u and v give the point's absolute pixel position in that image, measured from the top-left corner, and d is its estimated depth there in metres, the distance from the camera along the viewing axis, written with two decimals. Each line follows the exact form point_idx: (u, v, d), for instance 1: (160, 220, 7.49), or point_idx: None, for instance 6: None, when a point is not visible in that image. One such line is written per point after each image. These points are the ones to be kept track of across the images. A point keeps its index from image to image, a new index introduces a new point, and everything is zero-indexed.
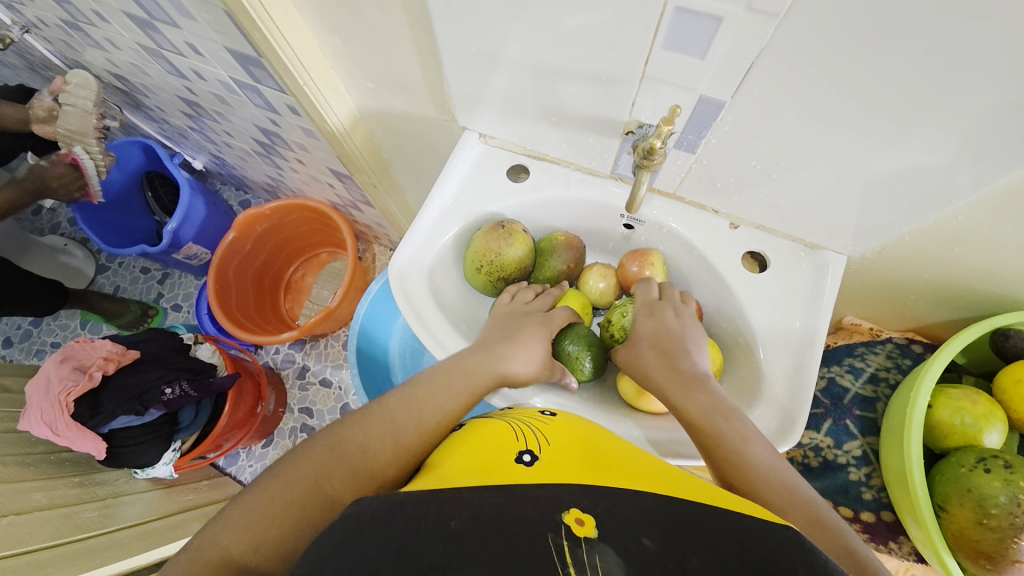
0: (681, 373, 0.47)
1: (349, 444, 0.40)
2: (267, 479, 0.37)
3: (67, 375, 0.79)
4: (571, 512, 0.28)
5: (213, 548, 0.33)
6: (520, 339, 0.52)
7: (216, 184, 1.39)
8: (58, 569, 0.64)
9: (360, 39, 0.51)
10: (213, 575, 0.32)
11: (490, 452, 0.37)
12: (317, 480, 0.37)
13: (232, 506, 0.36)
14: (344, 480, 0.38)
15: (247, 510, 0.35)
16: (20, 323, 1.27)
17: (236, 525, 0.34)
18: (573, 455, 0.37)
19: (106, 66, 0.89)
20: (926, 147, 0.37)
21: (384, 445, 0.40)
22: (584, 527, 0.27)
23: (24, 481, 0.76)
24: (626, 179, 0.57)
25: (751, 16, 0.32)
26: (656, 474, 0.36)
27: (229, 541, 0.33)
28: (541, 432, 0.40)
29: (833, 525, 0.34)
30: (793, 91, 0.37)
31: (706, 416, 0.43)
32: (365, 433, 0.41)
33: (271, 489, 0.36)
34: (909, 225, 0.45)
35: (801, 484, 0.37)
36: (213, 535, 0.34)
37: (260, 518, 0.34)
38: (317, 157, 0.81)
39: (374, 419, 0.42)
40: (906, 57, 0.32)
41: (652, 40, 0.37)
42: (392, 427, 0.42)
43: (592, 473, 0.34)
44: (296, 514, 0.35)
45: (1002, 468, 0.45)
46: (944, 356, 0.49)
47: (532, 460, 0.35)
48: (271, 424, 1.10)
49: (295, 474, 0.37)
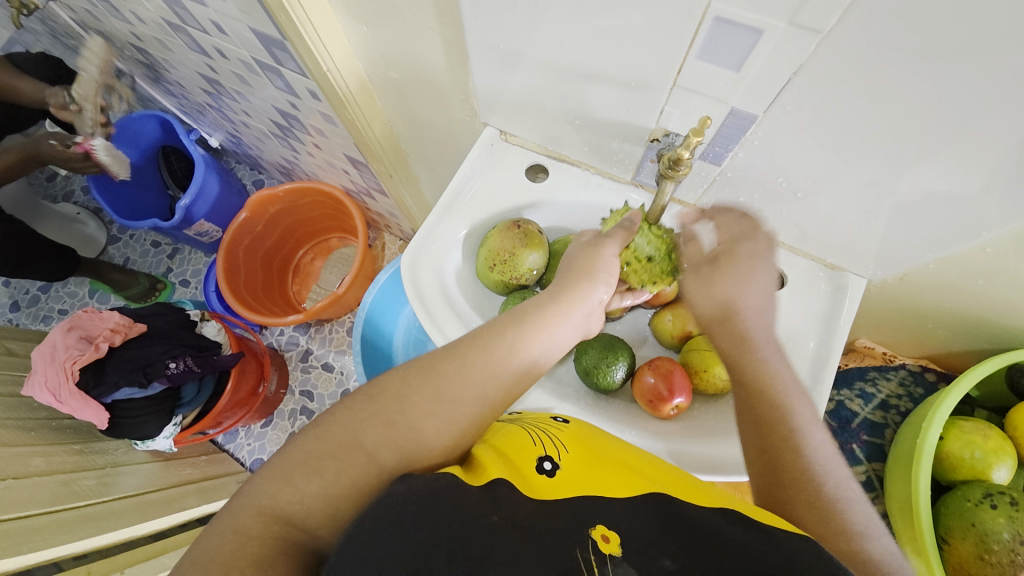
0: (749, 348, 0.42)
1: (389, 398, 0.39)
2: (310, 431, 0.37)
3: (74, 344, 0.79)
4: (597, 530, 0.31)
5: (259, 499, 0.34)
6: (578, 289, 0.46)
7: (231, 163, 1.39)
8: (53, 536, 0.64)
9: (386, 29, 0.51)
10: (263, 529, 0.32)
11: (512, 458, 0.39)
12: (355, 435, 0.37)
13: (275, 457, 0.36)
14: (384, 437, 0.37)
15: (290, 463, 0.35)
16: (29, 288, 1.28)
17: (279, 478, 0.34)
18: (588, 464, 0.39)
19: (128, 38, 0.89)
20: (958, 173, 0.36)
21: (426, 400, 0.39)
22: (609, 545, 0.30)
23: (25, 446, 0.77)
24: (646, 187, 0.56)
25: (793, 30, 0.32)
26: (673, 482, 0.38)
27: (274, 495, 0.34)
28: (560, 439, 0.43)
29: (849, 526, 0.35)
30: (828, 108, 0.36)
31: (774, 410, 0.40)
32: (407, 387, 0.39)
33: (312, 442, 0.36)
34: (934, 253, 0.44)
35: (830, 479, 0.37)
36: (258, 487, 0.35)
37: (301, 471, 0.35)
38: (334, 143, 0.81)
39: (416, 372, 0.40)
40: (949, 86, 0.31)
41: (686, 49, 0.36)
42: (434, 382, 0.40)
43: (607, 483, 0.37)
44: (336, 468, 0.35)
45: (1008, 506, 0.45)
46: (959, 389, 0.48)
47: (552, 468, 0.38)
48: (272, 405, 1.11)
49: (336, 428, 0.37)
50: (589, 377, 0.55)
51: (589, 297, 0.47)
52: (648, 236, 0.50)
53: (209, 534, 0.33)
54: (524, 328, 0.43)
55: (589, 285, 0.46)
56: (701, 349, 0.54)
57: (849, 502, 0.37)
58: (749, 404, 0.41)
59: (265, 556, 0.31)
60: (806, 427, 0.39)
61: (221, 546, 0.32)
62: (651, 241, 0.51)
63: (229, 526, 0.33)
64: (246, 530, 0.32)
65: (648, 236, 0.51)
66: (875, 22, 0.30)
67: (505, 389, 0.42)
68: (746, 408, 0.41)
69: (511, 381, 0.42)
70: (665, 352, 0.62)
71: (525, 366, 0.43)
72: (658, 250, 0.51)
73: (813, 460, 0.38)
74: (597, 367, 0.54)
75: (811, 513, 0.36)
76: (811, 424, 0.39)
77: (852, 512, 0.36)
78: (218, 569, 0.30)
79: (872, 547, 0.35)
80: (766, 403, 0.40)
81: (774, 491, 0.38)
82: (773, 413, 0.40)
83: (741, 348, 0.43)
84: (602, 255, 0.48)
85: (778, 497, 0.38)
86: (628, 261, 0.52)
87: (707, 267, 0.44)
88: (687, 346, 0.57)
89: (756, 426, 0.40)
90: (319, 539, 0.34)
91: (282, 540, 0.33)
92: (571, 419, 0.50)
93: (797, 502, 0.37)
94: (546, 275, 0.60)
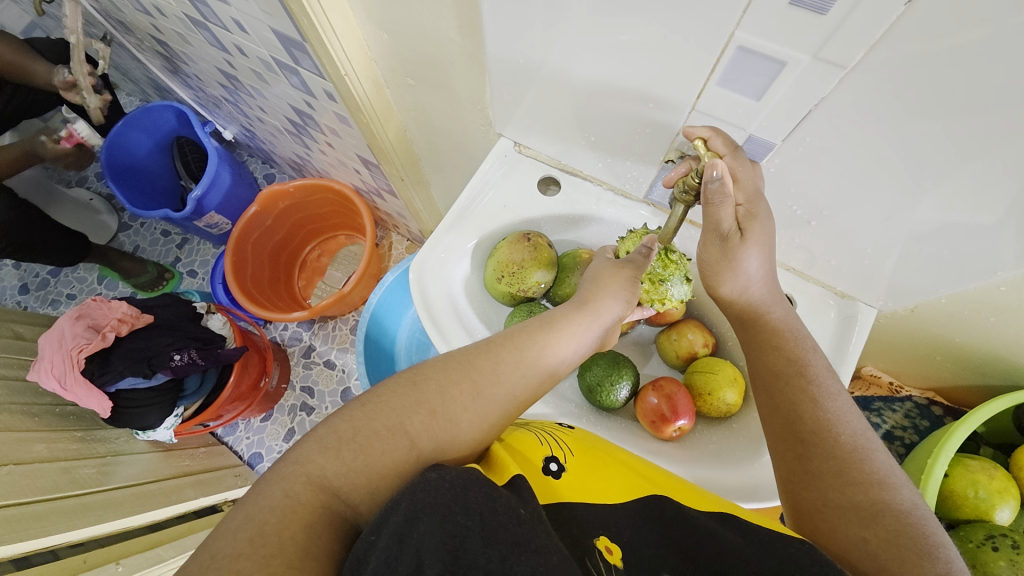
0: (777, 346, 0.43)
1: (430, 386, 0.40)
2: (356, 408, 0.38)
3: (81, 332, 0.80)
4: (601, 541, 0.33)
5: (309, 468, 0.34)
6: (601, 296, 0.47)
7: (243, 155, 1.40)
8: (53, 523, 0.65)
9: (405, 37, 0.51)
10: (312, 496, 0.33)
11: (521, 457, 0.41)
12: (400, 418, 0.37)
13: (320, 429, 0.37)
14: (426, 424, 0.38)
15: (339, 434, 0.36)
16: (38, 271, 1.29)
17: (329, 449, 0.35)
18: (591, 467, 0.41)
19: (149, 31, 0.90)
20: (975, 209, 0.36)
21: (463, 394, 0.40)
22: (613, 556, 0.32)
23: (28, 431, 0.77)
24: (659, 207, 0.56)
25: (817, 65, 0.32)
26: (677, 489, 0.40)
27: (323, 465, 0.34)
28: (567, 443, 0.44)
29: (868, 476, 0.35)
30: (846, 140, 0.36)
31: (791, 405, 0.40)
32: (446, 379, 0.40)
33: (359, 419, 0.37)
34: (948, 287, 0.43)
35: (845, 429, 0.38)
36: (309, 454, 0.35)
37: (349, 446, 0.35)
38: (347, 143, 0.82)
39: (453, 364, 0.42)
40: (971, 125, 0.31)
41: (707, 76, 0.36)
42: (471, 378, 0.41)
43: (607, 486, 0.38)
44: (379, 450, 0.36)
45: (1009, 548, 0.44)
46: (967, 427, 0.48)
47: (558, 470, 0.39)
48: (274, 399, 1.11)
49: (381, 410, 0.37)
50: (591, 390, 0.55)
51: (611, 312, 0.47)
52: (661, 262, 0.50)
53: (261, 494, 0.33)
54: (553, 334, 0.45)
55: (612, 297, 0.47)
56: (705, 370, 0.54)
57: (868, 453, 0.37)
58: (760, 357, 0.44)
59: (313, 523, 0.31)
60: (819, 377, 0.41)
61: (252, 518, 0.31)
62: (665, 267, 0.50)
63: (279, 491, 0.33)
64: (297, 497, 0.32)
65: (662, 261, 0.50)
66: (907, 60, 0.29)
67: (532, 389, 0.44)
68: (758, 368, 0.44)
69: (537, 383, 0.43)
70: (669, 370, 0.61)
71: (549, 368, 0.44)
72: (667, 273, 0.50)
73: (825, 409, 0.39)
74: (601, 384, 0.54)
75: (825, 464, 0.37)
76: (825, 373, 0.42)
77: (872, 461, 0.36)
78: (269, 532, 0.30)
79: (895, 497, 0.34)
80: (776, 357, 0.43)
81: (793, 449, 0.39)
82: (786, 368, 0.42)
83: (768, 347, 0.44)
84: (626, 274, 0.47)
85: (795, 456, 0.39)
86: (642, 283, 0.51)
87: (735, 238, 0.42)
88: (691, 366, 0.56)
89: (769, 385, 0.42)
90: (359, 515, 0.34)
91: (329, 512, 0.33)
92: (577, 426, 0.51)
93: (815, 453, 0.37)
94: (554, 289, 0.60)
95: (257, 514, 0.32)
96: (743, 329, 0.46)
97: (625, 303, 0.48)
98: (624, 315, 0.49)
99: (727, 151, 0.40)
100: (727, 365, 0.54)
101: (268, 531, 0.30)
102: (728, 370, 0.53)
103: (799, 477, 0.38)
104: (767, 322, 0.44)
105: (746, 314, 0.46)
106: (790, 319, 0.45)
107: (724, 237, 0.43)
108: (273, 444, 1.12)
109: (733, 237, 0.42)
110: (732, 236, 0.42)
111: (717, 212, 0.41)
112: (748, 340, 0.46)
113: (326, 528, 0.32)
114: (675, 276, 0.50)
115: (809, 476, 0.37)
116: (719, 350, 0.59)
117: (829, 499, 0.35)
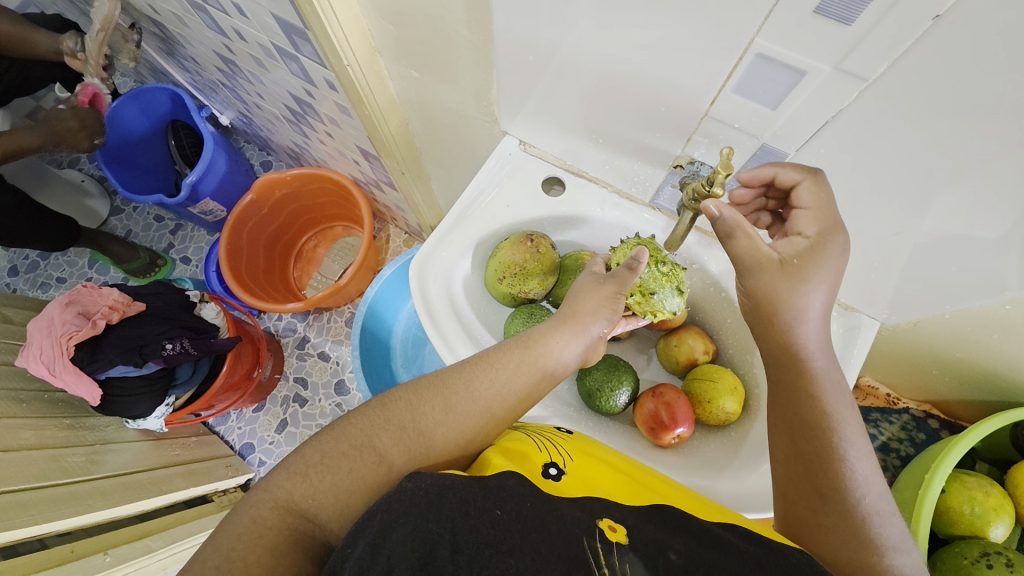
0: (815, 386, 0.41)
1: (400, 406, 0.40)
2: (325, 433, 0.38)
3: (71, 319, 0.79)
4: (605, 520, 0.33)
5: (277, 493, 0.34)
6: (576, 320, 0.47)
7: (240, 141, 1.38)
8: (40, 513, 0.63)
9: (411, 29, 0.49)
10: (279, 520, 0.33)
11: (521, 459, 0.40)
12: (369, 436, 0.37)
13: (288, 459, 0.37)
14: (396, 439, 0.38)
15: (306, 459, 0.36)
16: (28, 254, 1.26)
17: (296, 474, 0.35)
18: (590, 472, 0.40)
19: (145, 10, 0.87)
20: (989, 230, 0.35)
21: (435, 410, 0.40)
22: (616, 534, 0.32)
23: (14, 418, 0.76)
24: (664, 211, 0.55)
25: (838, 76, 0.31)
26: (676, 496, 0.40)
27: (290, 488, 0.34)
28: (565, 448, 0.43)
29: (882, 540, 0.36)
30: (859, 152, 0.36)
31: (823, 458, 0.39)
32: (417, 397, 0.41)
33: (327, 443, 0.37)
34: (953, 305, 0.43)
35: (869, 491, 0.38)
36: (276, 481, 0.35)
37: (317, 468, 0.35)
38: (347, 134, 0.80)
39: (424, 384, 0.42)
40: (996, 145, 0.30)
41: (723, 82, 0.36)
42: (444, 395, 0.41)
43: (613, 489, 0.39)
44: (348, 468, 0.36)
45: (1004, 566, 0.44)
46: (966, 444, 0.48)
47: (557, 474, 0.39)
48: (266, 390, 1.10)
49: (349, 431, 0.38)
50: (590, 393, 0.55)
51: (594, 325, 0.47)
52: (654, 272, 0.51)
53: (230, 521, 0.34)
54: (530, 352, 0.45)
55: (589, 318, 0.47)
56: (707, 378, 0.54)
57: (884, 517, 0.37)
58: (790, 402, 0.42)
59: (280, 545, 0.32)
60: (850, 436, 0.39)
61: (239, 538, 0.32)
62: (657, 278, 0.51)
63: (247, 517, 0.33)
64: (263, 522, 0.33)
65: (654, 272, 0.51)
66: (929, 75, 0.28)
67: (512, 406, 0.43)
68: (788, 411, 0.42)
69: (517, 398, 0.43)
70: (668, 376, 0.61)
71: (528, 386, 0.44)
72: (664, 287, 0.51)
73: (853, 469, 0.38)
74: (600, 389, 0.54)
75: (844, 524, 0.37)
76: (855, 432, 0.40)
77: (886, 528, 0.37)
78: (236, 557, 0.31)
79: (902, 563, 0.36)
80: (812, 408, 0.40)
81: (808, 500, 0.39)
82: (793, 427, 0.41)
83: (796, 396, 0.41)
84: (606, 291, 0.48)
85: (809, 503, 0.39)
86: (632, 293, 0.52)
87: (773, 267, 0.41)
88: (691, 373, 0.56)
89: (796, 432, 0.41)
90: (329, 532, 0.34)
91: (297, 532, 0.33)
92: (575, 430, 0.50)
93: (833, 512, 0.37)
94: (555, 290, 0.60)
95: (226, 542, 0.32)
96: (776, 367, 0.43)
97: (606, 321, 0.48)
98: (602, 337, 0.49)
99: (797, 182, 0.39)
100: (727, 373, 0.54)
101: (237, 556, 0.31)
102: (728, 379, 0.53)
103: (809, 526, 0.38)
104: (802, 366, 0.41)
105: (781, 348, 0.42)
106: (811, 338, 0.41)
107: (758, 260, 0.41)
108: (265, 435, 1.11)
109: (769, 262, 0.41)
110: (770, 260, 0.41)
111: (739, 244, 0.42)
112: (779, 381, 0.43)
113: (292, 551, 0.32)
114: (668, 288, 0.52)
115: (823, 530, 0.37)
116: (720, 356, 0.59)
117: (841, 557, 0.36)
